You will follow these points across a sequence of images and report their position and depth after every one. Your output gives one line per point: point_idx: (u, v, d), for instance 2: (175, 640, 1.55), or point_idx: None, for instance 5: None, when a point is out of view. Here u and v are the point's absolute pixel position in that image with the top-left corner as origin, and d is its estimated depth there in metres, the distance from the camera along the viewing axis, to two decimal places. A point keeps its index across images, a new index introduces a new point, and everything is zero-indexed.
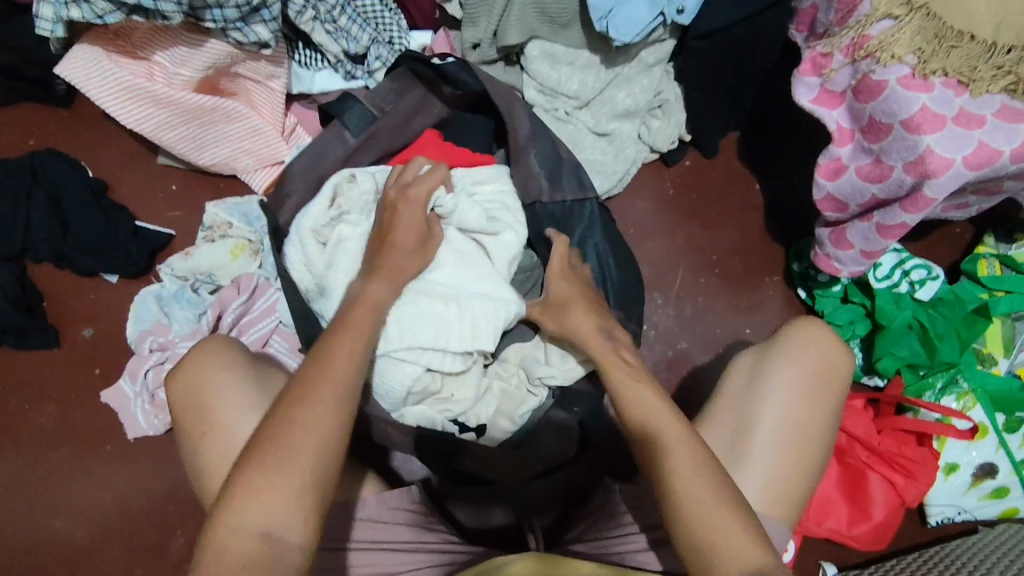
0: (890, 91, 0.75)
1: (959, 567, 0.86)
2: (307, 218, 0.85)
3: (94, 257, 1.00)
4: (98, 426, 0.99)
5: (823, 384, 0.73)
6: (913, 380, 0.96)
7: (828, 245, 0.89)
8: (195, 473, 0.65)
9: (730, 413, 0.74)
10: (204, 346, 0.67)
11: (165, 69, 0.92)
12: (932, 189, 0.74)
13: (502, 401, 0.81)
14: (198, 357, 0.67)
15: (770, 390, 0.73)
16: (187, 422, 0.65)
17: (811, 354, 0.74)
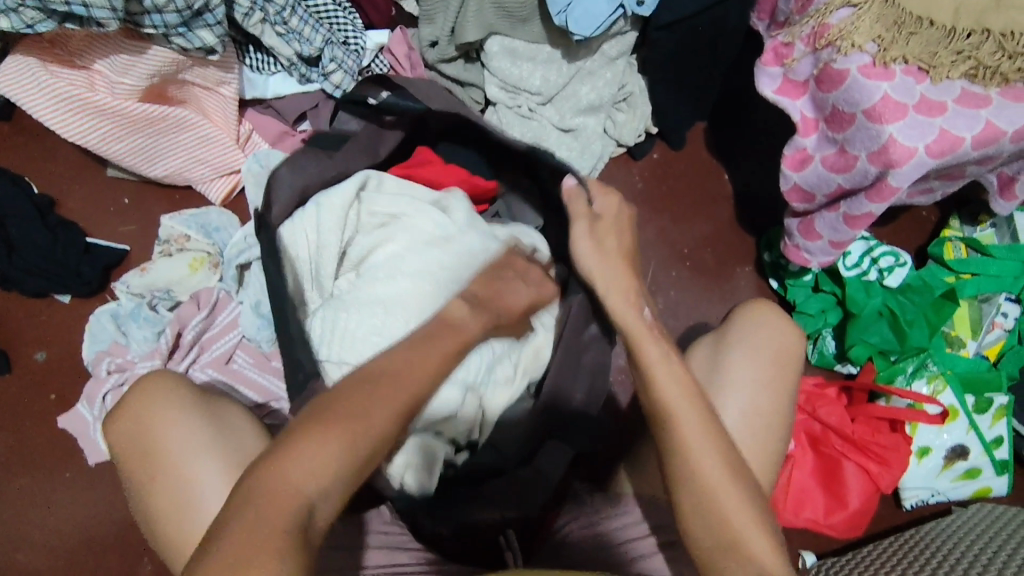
0: (852, 81, 0.74)
1: (937, 547, 0.86)
2: (342, 204, 0.85)
3: (44, 277, 0.96)
4: (54, 454, 0.95)
5: (784, 376, 0.74)
6: (885, 366, 0.96)
7: (796, 236, 0.89)
8: (149, 522, 0.62)
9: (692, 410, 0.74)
10: (147, 382, 0.64)
11: (107, 77, 0.88)
12: (898, 178, 0.74)
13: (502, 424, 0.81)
14: (137, 400, 0.63)
15: (730, 385, 0.72)
16: (135, 467, 0.62)
17: (765, 335, 0.75)
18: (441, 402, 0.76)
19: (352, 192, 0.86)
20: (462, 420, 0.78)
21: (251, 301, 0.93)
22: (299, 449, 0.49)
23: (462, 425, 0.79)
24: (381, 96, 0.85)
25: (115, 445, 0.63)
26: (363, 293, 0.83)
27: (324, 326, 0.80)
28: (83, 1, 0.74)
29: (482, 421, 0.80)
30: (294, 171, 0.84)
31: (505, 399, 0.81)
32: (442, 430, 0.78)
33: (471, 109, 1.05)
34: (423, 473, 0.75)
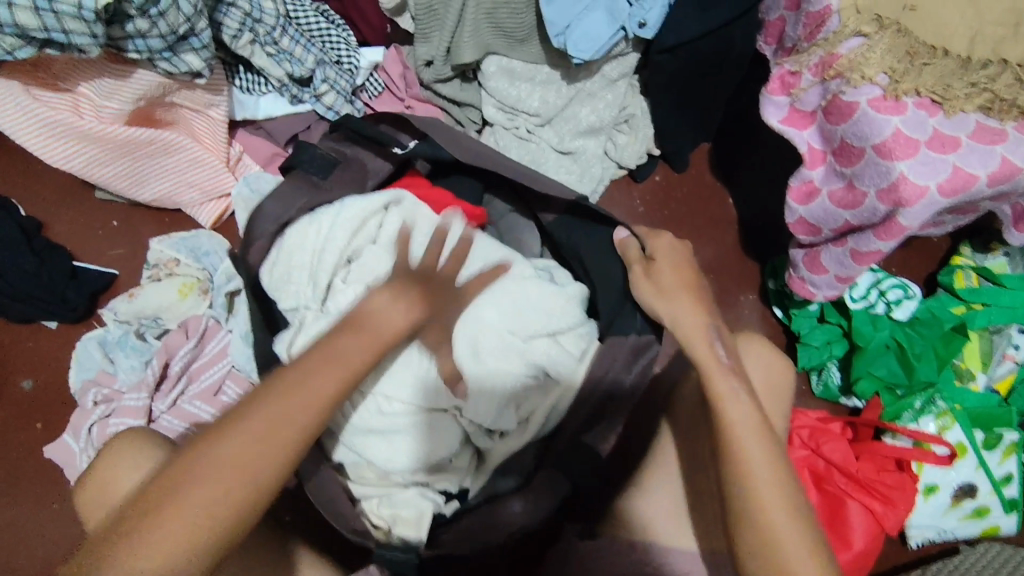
0: (861, 114, 0.70)
1: None
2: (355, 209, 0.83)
3: (29, 304, 0.94)
4: (40, 486, 0.93)
5: (775, 412, 0.72)
6: (892, 401, 0.94)
7: (802, 268, 0.86)
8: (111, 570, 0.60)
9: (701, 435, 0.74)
10: (131, 434, 0.64)
11: (92, 101, 0.85)
12: (910, 217, 0.71)
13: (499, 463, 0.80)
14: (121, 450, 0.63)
15: None
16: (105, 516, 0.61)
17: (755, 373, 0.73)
18: (433, 441, 0.77)
19: (348, 213, 0.82)
20: (457, 467, 0.79)
21: (241, 330, 0.91)
22: (223, 444, 0.55)
23: (457, 473, 0.79)
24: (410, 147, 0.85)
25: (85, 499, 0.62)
26: (348, 299, 0.79)
27: (293, 327, 0.78)
28: (62, 28, 0.71)
29: (480, 468, 0.81)
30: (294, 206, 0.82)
31: (507, 444, 0.80)
32: (434, 478, 0.77)
33: (467, 129, 1.01)
34: (412, 527, 0.75)
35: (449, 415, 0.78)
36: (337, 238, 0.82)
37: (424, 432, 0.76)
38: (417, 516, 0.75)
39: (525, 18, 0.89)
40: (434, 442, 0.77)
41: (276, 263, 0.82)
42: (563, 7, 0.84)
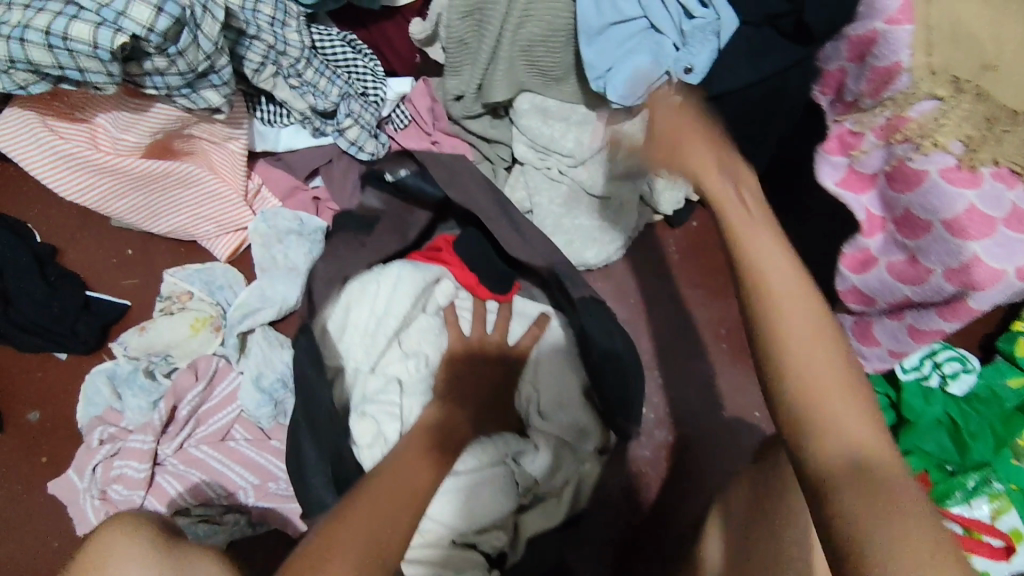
0: (931, 184, 0.64)
1: None
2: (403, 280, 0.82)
3: (38, 335, 0.91)
4: (37, 525, 0.90)
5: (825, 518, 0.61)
6: (940, 479, 0.86)
7: (850, 337, 0.80)
8: None
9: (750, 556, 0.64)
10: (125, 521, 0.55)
11: (109, 133, 0.82)
12: (980, 300, 0.65)
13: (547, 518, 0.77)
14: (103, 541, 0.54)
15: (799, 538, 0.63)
16: None
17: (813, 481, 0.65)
18: (485, 503, 0.74)
19: (418, 281, 0.82)
20: (503, 530, 0.75)
21: (252, 374, 0.88)
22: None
23: (503, 537, 0.75)
24: (401, 171, 0.79)
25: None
26: (403, 369, 0.80)
27: (358, 398, 0.79)
28: (77, 65, 0.68)
29: (516, 537, 0.76)
30: (332, 265, 0.79)
31: (544, 514, 0.77)
32: (479, 540, 0.74)
33: (496, 167, 0.96)
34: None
35: (501, 474, 0.75)
36: (405, 308, 0.81)
37: (468, 493, 0.74)
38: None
39: (563, 57, 0.84)
40: (483, 503, 0.74)
41: (338, 323, 0.81)
42: (602, 53, 0.80)
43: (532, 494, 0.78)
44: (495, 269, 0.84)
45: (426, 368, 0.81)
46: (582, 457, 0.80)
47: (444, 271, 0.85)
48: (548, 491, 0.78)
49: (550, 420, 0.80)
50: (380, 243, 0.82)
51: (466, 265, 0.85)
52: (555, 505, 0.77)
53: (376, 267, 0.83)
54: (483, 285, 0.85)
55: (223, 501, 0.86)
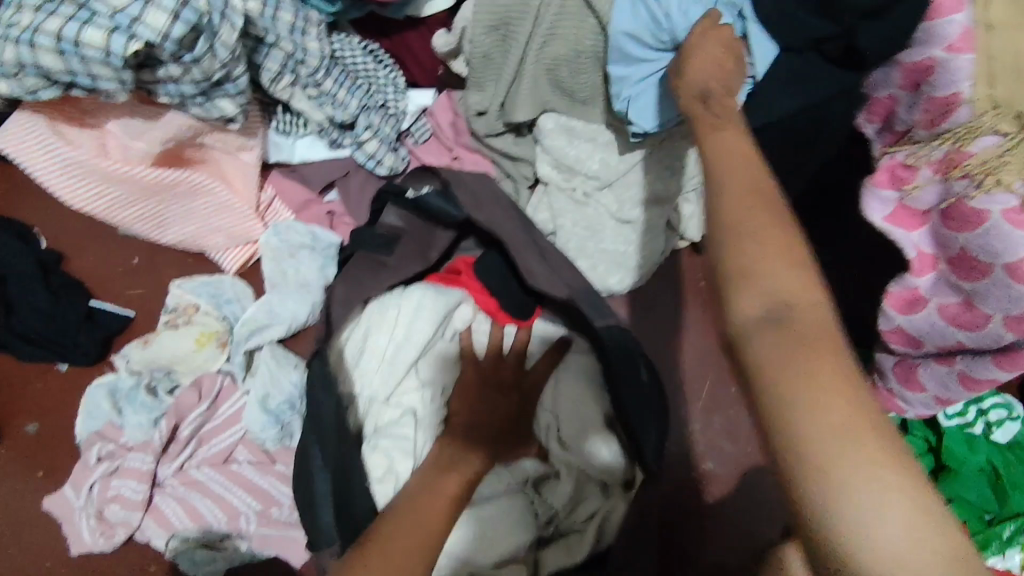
0: (992, 227, 0.59)
1: None
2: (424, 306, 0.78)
3: (40, 345, 0.88)
4: (31, 544, 0.86)
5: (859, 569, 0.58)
6: (980, 530, 0.79)
7: (891, 379, 0.74)
8: None
9: None
10: None
11: (119, 139, 0.79)
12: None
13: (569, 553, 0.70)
14: None
15: None
16: None
17: None
18: (503, 532, 0.70)
19: (437, 307, 0.79)
20: (524, 564, 0.70)
21: (259, 394, 0.84)
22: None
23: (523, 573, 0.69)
24: (423, 190, 0.76)
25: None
26: (420, 398, 0.77)
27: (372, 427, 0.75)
28: (88, 72, 0.65)
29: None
30: (352, 287, 0.74)
31: (567, 550, 0.70)
32: None
33: (518, 186, 0.92)
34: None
35: (521, 501, 0.72)
36: (425, 334, 0.78)
37: (487, 522, 0.70)
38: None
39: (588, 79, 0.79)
40: (501, 532, 0.70)
41: (356, 347, 0.77)
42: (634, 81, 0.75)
43: (553, 527, 0.73)
44: (516, 293, 0.79)
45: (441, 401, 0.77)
46: (608, 491, 0.74)
47: (466, 297, 0.81)
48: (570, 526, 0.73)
49: (570, 447, 0.75)
50: (402, 268, 0.77)
51: (488, 290, 0.80)
52: (582, 539, 0.71)
53: (396, 288, 0.79)
54: (504, 311, 0.80)
55: (222, 527, 0.81)
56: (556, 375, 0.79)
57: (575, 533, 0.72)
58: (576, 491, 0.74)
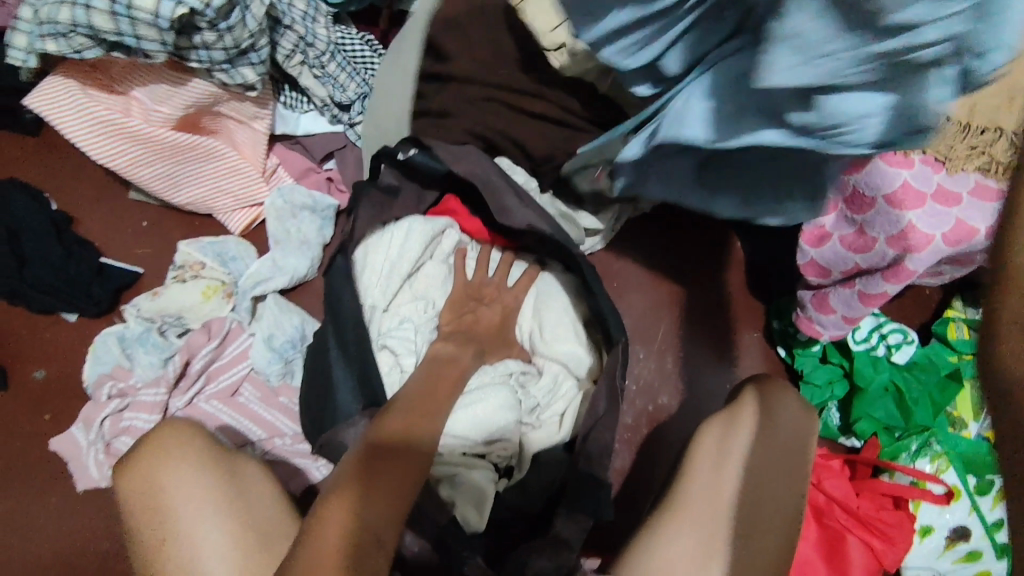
0: (873, 166, 0.76)
1: None
2: (415, 232, 0.89)
3: (53, 294, 0.94)
4: (43, 479, 0.92)
5: (786, 427, 0.75)
6: (889, 442, 0.98)
7: (810, 308, 0.91)
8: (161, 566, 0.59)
9: (705, 489, 0.72)
10: (167, 429, 0.64)
11: (144, 105, 0.90)
12: (914, 264, 0.77)
13: (546, 434, 0.86)
14: (148, 452, 0.63)
15: (777, 429, 0.75)
16: (141, 521, 0.61)
17: (787, 415, 0.76)
18: (495, 417, 0.82)
19: (427, 232, 0.90)
20: (511, 442, 0.84)
21: (264, 334, 0.93)
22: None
23: (511, 448, 0.84)
24: (412, 152, 0.82)
25: (112, 481, 0.63)
26: (414, 309, 0.90)
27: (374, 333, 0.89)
28: (135, 33, 0.76)
29: (521, 452, 0.85)
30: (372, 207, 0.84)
31: (547, 434, 0.86)
32: (489, 452, 0.83)
33: None
34: (476, 505, 0.77)
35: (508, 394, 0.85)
36: (417, 252, 0.89)
37: (483, 410, 0.82)
38: (479, 494, 0.78)
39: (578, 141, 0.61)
40: (493, 418, 0.82)
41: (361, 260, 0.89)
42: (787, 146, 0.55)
43: (534, 416, 0.87)
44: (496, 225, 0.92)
45: (434, 311, 0.90)
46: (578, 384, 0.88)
47: (452, 222, 0.92)
48: (547, 413, 0.87)
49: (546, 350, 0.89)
50: (404, 200, 0.88)
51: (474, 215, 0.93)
52: (555, 420, 0.87)
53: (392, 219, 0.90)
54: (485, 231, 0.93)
55: None
56: (534, 290, 0.92)
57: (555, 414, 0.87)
58: (552, 386, 0.88)
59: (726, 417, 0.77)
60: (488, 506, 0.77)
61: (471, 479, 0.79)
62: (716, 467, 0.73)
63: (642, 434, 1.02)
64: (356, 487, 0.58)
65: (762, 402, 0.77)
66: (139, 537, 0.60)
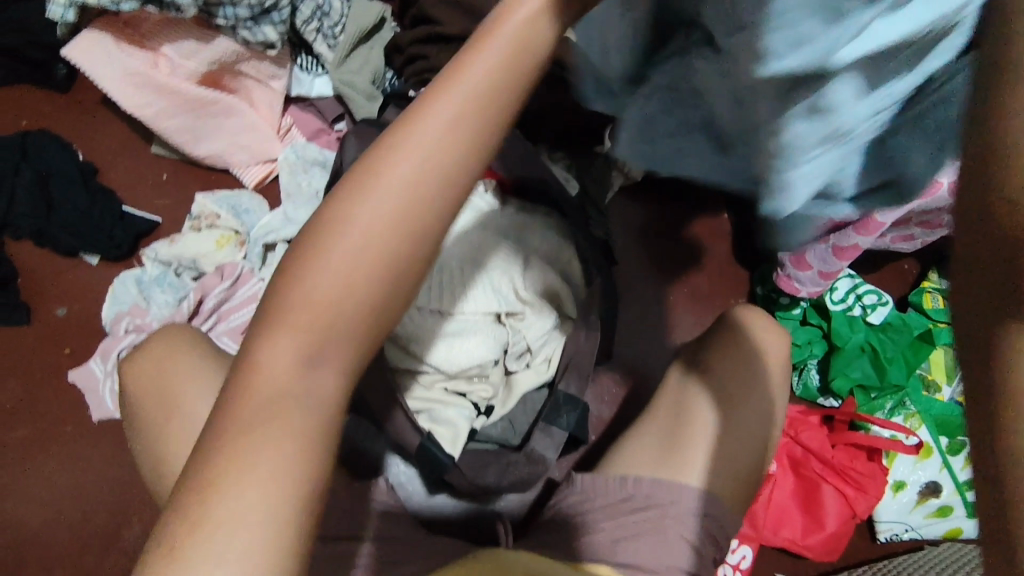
0: None
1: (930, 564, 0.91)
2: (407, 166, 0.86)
3: (78, 236, 1.01)
4: (61, 408, 0.97)
5: (769, 351, 0.77)
6: (865, 401, 1.02)
7: (788, 266, 0.96)
8: (171, 454, 0.67)
9: (670, 403, 0.78)
10: (161, 333, 0.74)
11: (171, 60, 0.98)
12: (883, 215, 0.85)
13: (530, 376, 0.80)
14: (151, 345, 0.73)
15: (755, 347, 0.76)
16: (153, 406, 0.69)
17: (763, 337, 0.77)
18: (472, 352, 0.75)
19: None
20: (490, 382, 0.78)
21: None
22: (273, 343, 0.38)
23: (490, 389, 0.78)
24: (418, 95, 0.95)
25: (125, 367, 0.72)
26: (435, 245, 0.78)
27: None
28: None
29: (508, 394, 0.80)
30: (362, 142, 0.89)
31: (535, 374, 0.80)
32: (470, 390, 0.78)
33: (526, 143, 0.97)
34: (448, 436, 0.74)
35: (489, 328, 0.77)
36: None
37: (457, 345, 0.75)
38: (454, 431, 0.75)
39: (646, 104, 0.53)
40: (470, 354, 0.75)
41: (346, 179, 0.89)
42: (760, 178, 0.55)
43: (519, 355, 0.79)
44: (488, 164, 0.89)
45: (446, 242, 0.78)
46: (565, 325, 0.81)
47: None
48: (539, 357, 0.80)
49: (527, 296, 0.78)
50: None
51: None
52: (542, 360, 0.80)
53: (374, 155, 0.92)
54: None
55: None
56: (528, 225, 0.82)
57: (541, 353, 0.80)
58: (537, 326, 0.79)
59: (701, 339, 0.80)
60: (461, 442, 0.75)
61: (440, 412, 0.76)
62: (681, 388, 0.78)
63: (627, 387, 1.06)
64: (410, 160, 0.38)
65: (740, 327, 0.78)
66: (149, 416, 0.69)
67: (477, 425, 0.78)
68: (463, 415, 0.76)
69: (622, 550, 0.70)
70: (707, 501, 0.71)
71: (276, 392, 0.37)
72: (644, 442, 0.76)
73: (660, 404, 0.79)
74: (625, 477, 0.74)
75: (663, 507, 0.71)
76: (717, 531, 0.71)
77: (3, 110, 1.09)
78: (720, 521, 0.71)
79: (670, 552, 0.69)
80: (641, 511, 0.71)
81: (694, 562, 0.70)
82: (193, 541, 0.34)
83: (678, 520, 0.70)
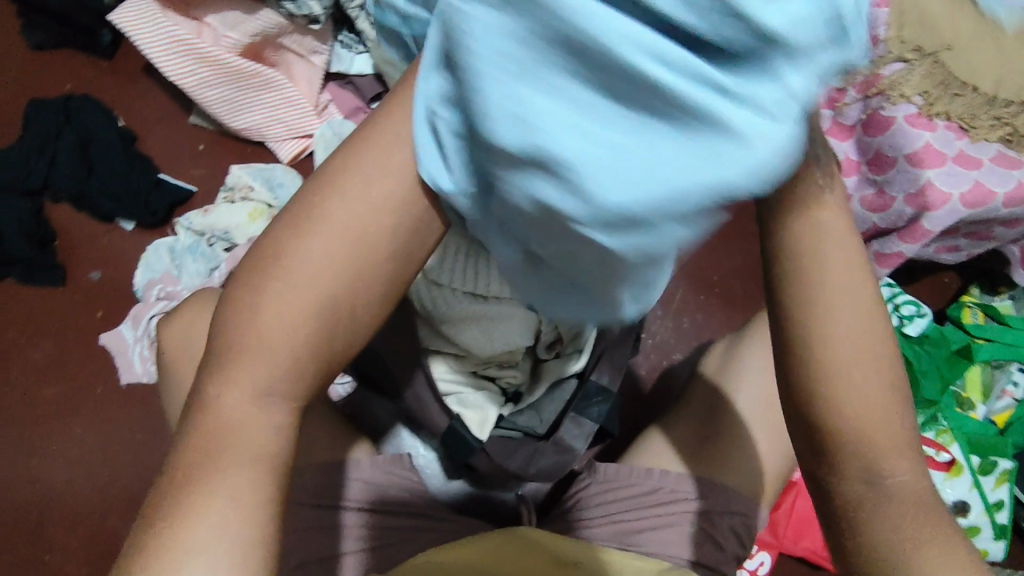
0: (897, 127, 0.86)
1: None
2: None
3: (116, 200, 1.02)
4: (90, 371, 0.98)
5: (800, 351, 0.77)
6: None
7: None
8: None
9: (701, 394, 0.77)
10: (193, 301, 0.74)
11: (215, 30, 0.99)
12: (894, 188, 0.88)
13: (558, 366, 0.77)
14: (184, 312, 0.73)
15: None
16: (183, 371, 0.70)
17: None
18: (506, 335, 0.72)
19: None
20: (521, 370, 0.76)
21: None
22: (243, 362, 0.43)
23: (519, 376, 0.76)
24: None
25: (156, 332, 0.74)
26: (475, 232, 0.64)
27: None
28: None
29: (537, 381, 0.78)
30: None
31: (563, 364, 0.77)
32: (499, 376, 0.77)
33: None
34: (476, 420, 0.75)
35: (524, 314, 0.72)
36: None
37: (489, 327, 0.71)
38: (482, 415, 0.76)
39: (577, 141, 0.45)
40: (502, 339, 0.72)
41: None
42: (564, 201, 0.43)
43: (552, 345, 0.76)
44: None
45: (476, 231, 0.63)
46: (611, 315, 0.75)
47: None
48: (571, 346, 0.77)
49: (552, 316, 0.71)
50: None
51: None
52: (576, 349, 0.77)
53: None
54: None
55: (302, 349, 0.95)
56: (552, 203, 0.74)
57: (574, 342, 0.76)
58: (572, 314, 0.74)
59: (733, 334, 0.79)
60: (488, 426, 0.75)
61: (468, 394, 0.76)
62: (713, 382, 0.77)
63: (651, 385, 1.05)
64: (351, 205, 0.44)
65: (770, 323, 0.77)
66: (176, 379, 0.70)
67: (505, 410, 0.78)
68: (491, 401, 0.76)
69: (643, 539, 0.70)
70: (728, 497, 0.71)
71: (247, 405, 0.43)
72: (670, 433, 0.76)
73: (690, 401, 0.78)
74: (651, 469, 0.74)
75: (688, 499, 0.71)
76: (742, 527, 0.71)
77: (47, 74, 1.10)
78: (745, 517, 0.71)
79: (693, 544, 0.70)
80: (665, 504, 0.71)
81: (716, 557, 0.69)
82: (195, 510, 0.41)
83: (703, 514, 0.70)
